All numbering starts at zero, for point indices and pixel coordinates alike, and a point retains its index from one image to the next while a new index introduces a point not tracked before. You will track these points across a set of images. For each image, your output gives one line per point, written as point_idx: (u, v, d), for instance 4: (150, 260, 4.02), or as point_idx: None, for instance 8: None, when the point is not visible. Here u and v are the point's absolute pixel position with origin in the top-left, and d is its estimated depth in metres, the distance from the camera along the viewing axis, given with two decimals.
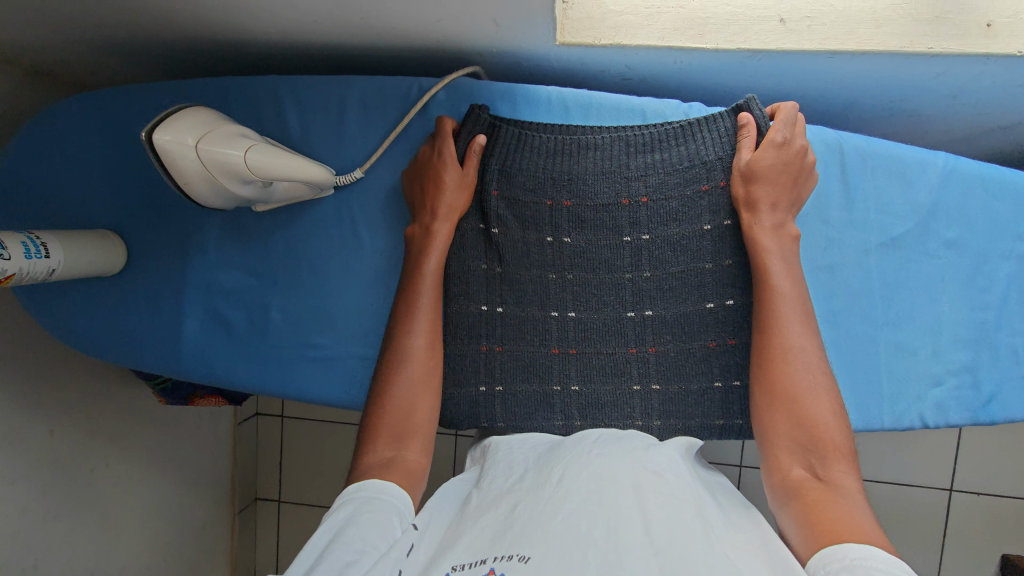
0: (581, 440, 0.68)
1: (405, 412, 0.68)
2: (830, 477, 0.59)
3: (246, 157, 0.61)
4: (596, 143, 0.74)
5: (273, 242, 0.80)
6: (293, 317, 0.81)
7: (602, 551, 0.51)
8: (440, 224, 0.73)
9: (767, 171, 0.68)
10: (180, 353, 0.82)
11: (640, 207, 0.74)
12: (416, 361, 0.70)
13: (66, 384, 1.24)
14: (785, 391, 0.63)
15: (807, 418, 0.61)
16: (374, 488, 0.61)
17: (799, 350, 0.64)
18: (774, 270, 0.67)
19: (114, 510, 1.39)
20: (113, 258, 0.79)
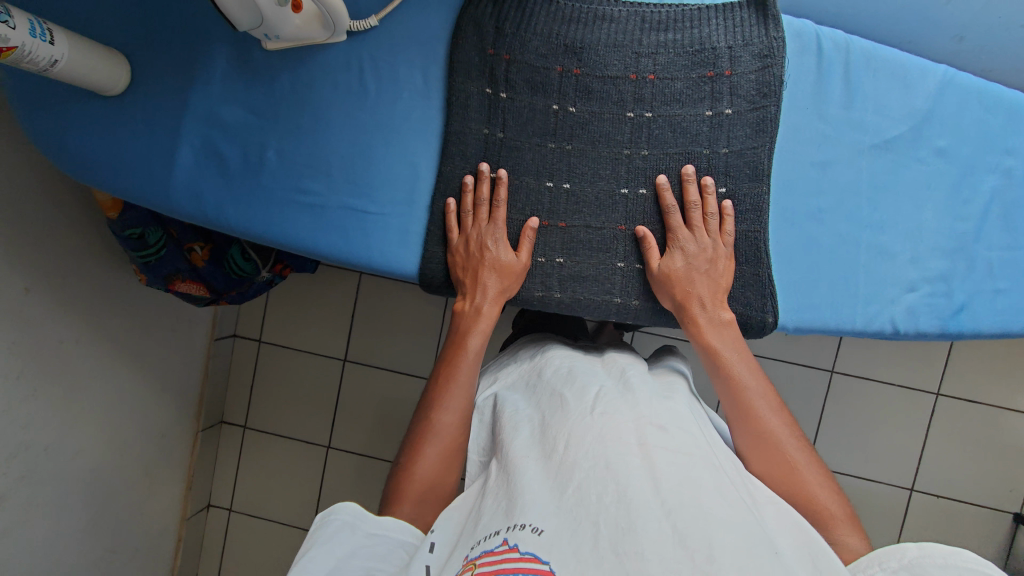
0: (583, 394, 0.66)
1: (428, 484, 0.67)
2: (831, 539, 0.60)
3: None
4: (613, 15, 0.76)
5: (278, 83, 0.81)
6: (288, 158, 0.81)
7: (614, 516, 0.52)
8: (488, 308, 0.75)
9: (687, 283, 0.71)
10: (172, 184, 0.82)
11: (646, 83, 0.75)
12: (444, 439, 0.68)
13: (47, 244, 1.22)
14: (774, 460, 0.64)
15: (797, 477, 0.62)
16: (375, 520, 0.62)
17: (787, 443, 0.64)
18: (730, 365, 0.68)
19: (77, 391, 1.37)
20: (116, 74, 0.79)
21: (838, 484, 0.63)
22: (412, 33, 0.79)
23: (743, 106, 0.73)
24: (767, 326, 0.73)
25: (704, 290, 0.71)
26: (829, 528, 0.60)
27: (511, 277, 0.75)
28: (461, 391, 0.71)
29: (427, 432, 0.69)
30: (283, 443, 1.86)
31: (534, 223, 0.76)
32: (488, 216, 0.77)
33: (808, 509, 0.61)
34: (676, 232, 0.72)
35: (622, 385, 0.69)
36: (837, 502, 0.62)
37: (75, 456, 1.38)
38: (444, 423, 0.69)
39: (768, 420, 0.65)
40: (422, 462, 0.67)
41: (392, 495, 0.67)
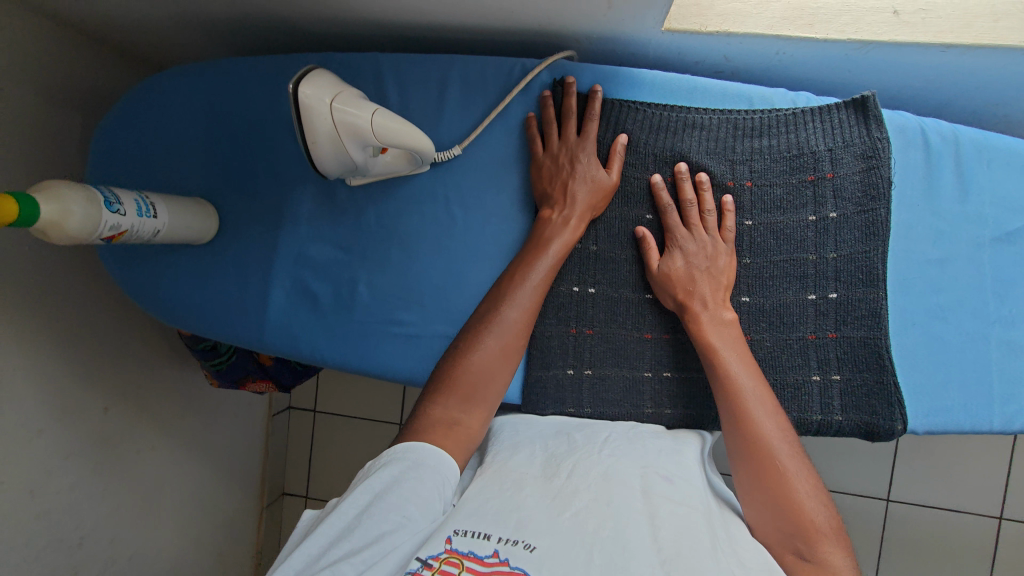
0: (595, 438, 0.69)
1: (480, 378, 0.65)
2: (818, 557, 0.56)
3: (372, 118, 0.61)
4: (703, 122, 0.74)
5: (364, 218, 0.81)
6: (379, 292, 0.81)
7: (608, 550, 0.53)
8: (568, 216, 0.72)
9: (685, 281, 0.70)
10: (265, 324, 0.82)
11: (744, 189, 0.73)
12: (507, 336, 0.67)
13: (124, 359, 1.24)
14: (761, 475, 0.60)
15: (786, 493, 0.59)
16: (418, 460, 0.57)
17: (776, 453, 0.61)
18: (727, 361, 0.66)
19: (155, 495, 1.36)
20: (207, 226, 0.79)
21: (831, 503, 0.60)
22: (494, 155, 0.78)
23: (850, 209, 0.71)
24: (896, 434, 0.70)
25: (704, 283, 0.70)
26: (813, 543, 0.57)
27: (599, 197, 0.73)
28: (527, 283, 0.70)
29: (490, 325, 0.68)
30: None
31: (623, 140, 0.73)
32: (575, 133, 0.74)
33: (800, 532, 0.57)
34: (671, 233, 0.72)
35: (632, 436, 0.70)
36: (826, 520, 0.58)
37: (156, 561, 1.37)
38: (508, 317, 0.68)
39: (763, 423, 0.63)
40: (479, 352, 0.66)
41: (439, 388, 0.64)
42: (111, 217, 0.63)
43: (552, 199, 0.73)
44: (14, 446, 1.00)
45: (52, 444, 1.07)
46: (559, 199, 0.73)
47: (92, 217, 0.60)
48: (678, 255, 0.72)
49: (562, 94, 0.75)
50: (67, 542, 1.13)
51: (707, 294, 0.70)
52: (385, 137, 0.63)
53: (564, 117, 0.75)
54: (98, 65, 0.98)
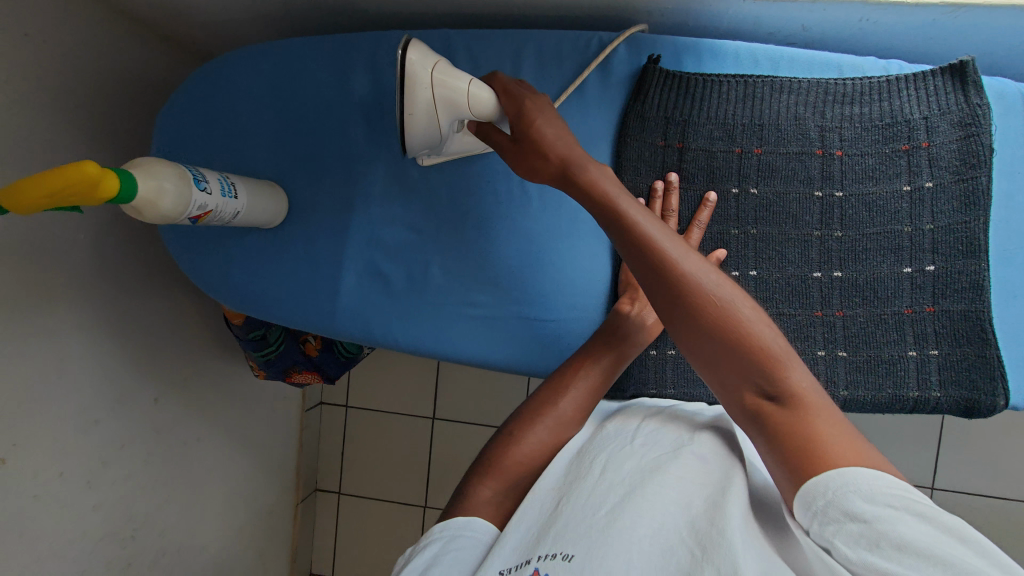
0: (626, 425, 0.64)
1: (523, 468, 0.64)
2: (788, 392, 0.47)
3: (468, 88, 0.61)
4: (793, 90, 0.72)
5: (437, 198, 0.79)
6: (452, 273, 0.79)
7: (645, 548, 0.49)
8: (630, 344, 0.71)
9: (540, 131, 0.60)
10: (336, 309, 0.80)
11: (834, 159, 0.71)
12: (555, 432, 0.66)
13: (172, 351, 1.23)
14: (698, 314, 0.50)
15: (733, 330, 0.49)
16: (453, 526, 0.59)
17: (698, 289, 0.51)
18: (629, 219, 0.55)
19: (201, 488, 1.35)
20: (278, 208, 0.78)
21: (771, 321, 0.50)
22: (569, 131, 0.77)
23: (947, 178, 0.69)
24: (998, 410, 0.68)
25: (551, 128, 0.60)
26: (774, 373, 0.48)
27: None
28: (586, 382, 0.69)
29: (544, 417, 0.67)
30: (383, 510, 1.82)
31: (722, 254, 0.71)
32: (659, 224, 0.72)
33: (761, 367, 0.48)
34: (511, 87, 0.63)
35: (664, 418, 0.65)
36: (778, 344, 0.49)
37: (202, 554, 1.36)
38: (562, 412, 0.67)
39: (680, 264, 0.52)
40: (530, 438, 0.66)
41: (484, 468, 0.65)
42: (199, 195, 0.61)
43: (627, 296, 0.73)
44: (70, 437, 0.99)
45: (106, 435, 1.06)
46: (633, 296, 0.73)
47: (183, 194, 0.59)
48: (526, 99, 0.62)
49: (647, 70, 0.74)
50: (121, 534, 1.11)
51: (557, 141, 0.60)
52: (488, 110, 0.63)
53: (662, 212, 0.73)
54: (150, 51, 0.97)
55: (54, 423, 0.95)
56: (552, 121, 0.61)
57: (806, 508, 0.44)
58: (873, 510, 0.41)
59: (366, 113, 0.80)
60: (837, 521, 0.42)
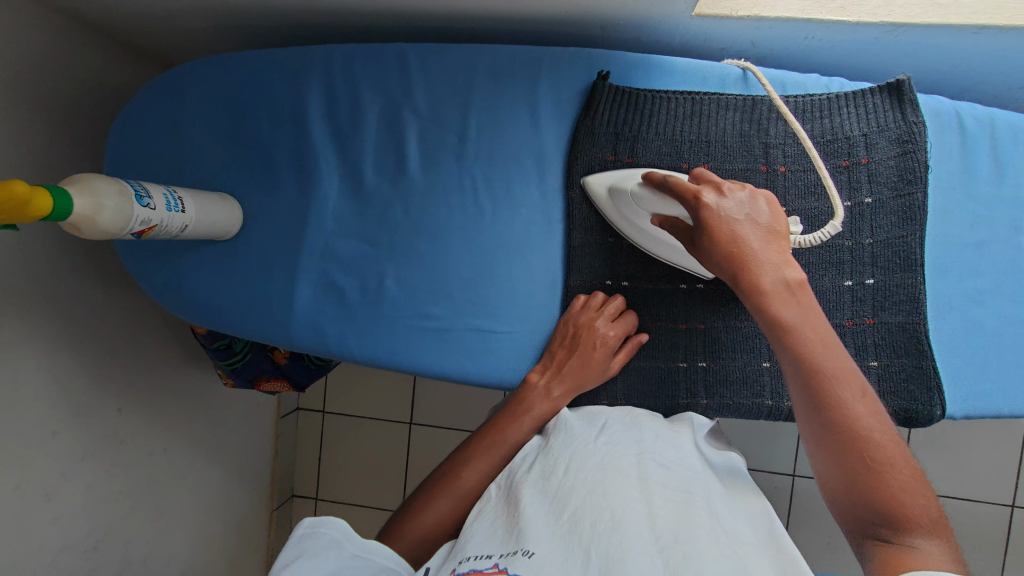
0: (591, 426, 0.67)
1: (425, 537, 0.65)
2: (906, 543, 0.49)
3: (648, 202, 0.66)
4: (737, 107, 0.74)
5: (391, 211, 0.79)
6: (407, 286, 0.80)
7: (605, 542, 0.50)
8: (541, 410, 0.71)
9: (734, 245, 0.59)
10: (291, 322, 0.80)
11: (778, 175, 0.73)
12: (459, 500, 0.66)
13: (137, 360, 1.22)
14: (842, 454, 0.53)
15: (878, 475, 0.52)
16: (364, 543, 0.58)
17: (868, 436, 0.53)
18: (784, 328, 0.57)
19: (169, 498, 1.34)
20: (231, 220, 0.78)
21: (925, 477, 0.52)
22: (522, 146, 0.77)
23: (886, 193, 0.70)
24: (934, 419, 0.70)
25: (757, 239, 0.59)
26: (903, 530, 0.50)
27: (593, 375, 0.73)
28: (494, 452, 0.70)
29: (448, 484, 0.68)
30: (359, 516, 1.81)
31: (643, 338, 0.74)
32: (582, 305, 0.75)
33: (886, 518, 0.51)
34: (691, 199, 0.60)
35: (630, 420, 0.68)
36: (927, 511, 0.50)
37: (171, 564, 1.35)
38: (465, 483, 0.67)
39: (847, 404, 0.54)
40: (432, 509, 0.66)
41: (392, 531, 0.66)
42: (141, 211, 0.61)
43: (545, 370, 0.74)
44: (28, 449, 0.98)
45: (66, 447, 1.05)
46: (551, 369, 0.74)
47: (124, 210, 0.59)
48: (715, 202, 0.60)
49: (596, 85, 0.75)
50: (82, 546, 1.10)
51: (768, 268, 0.59)
52: (655, 207, 0.66)
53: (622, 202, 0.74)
54: (107, 62, 0.96)
55: (9, 436, 0.94)
56: (723, 202, 0.59)
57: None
58: None
59: (319, 125, 0.80)
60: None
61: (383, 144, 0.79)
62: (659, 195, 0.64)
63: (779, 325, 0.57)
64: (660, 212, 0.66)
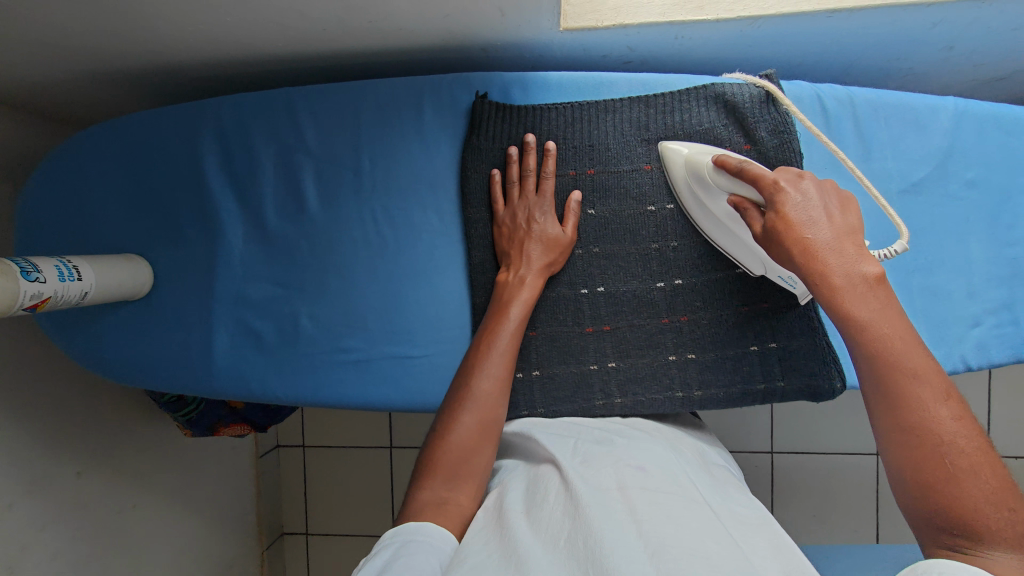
0: (567, 448, 0.67)
1: (462, 453, 0.64)
2: (982, 550, 0.46)
3: (722, 178, 0.66)
4: (616, 107, 0.76)
5: (297, 250, 0.81)
6: (322, 322, 0.81)
7: (602, 553, 0.49)
8: (529, 272, 0.73)
9: (805, 240, 0.57)
10: (212, 370, 0.82)
11: (663, 171, 0.76)
12: (483, 408, 0.67)
13: (94, 421, 1.22)
14: (914, 458, 0.50)
15: (962, 507, 0.47)
16: (399, 534, 0.57)
17: (952, 446, 0.49)
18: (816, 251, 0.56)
19: (144, 553, 1.33)
20: (140, 279, 0.80)
21: (1014, 489, 0.48)
22: (415, 172, 0.79)
23: None
24: (836, 391, 0.74)
25: (827, 236, 0.57)
26: (978, 542, 0.46)
27: (555, 252, 0.74)
28: (496, 354, 0.70)
29: (466, 399, 0.67)
30: (352, 546, 1.77)
31: (577, 196, 0.75)
32: (534, 188, 0.76)
33: (958, 528, 0.47)
34: (770, 181, 0.60)
35: (603, 437, 0.69)
36: (1012, 525, 0.46)
37: None
38: (482, 389, 0.68)
39: (928, 405, 0.50)
40: (459, 429, 0.65)
41: (425, 469, 0.64)
42: (29, 286, 0.63)
43: (512, 258, 0.74)
44: None
45: (24, 519, 1.05)
46: (519, 258, 0.74)
47: (9, 288, 0.60)
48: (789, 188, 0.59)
49: (478, 105, 0.76)
50: None
51: (843, 263, 0.56)
52: (729, 186, 0.66)
53: (520, 176, 0.76)
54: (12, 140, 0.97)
55: None
56: (805, 197, 0.58)
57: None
58: None
59: (215, 175, 0.81)
60: None
61: (282, 186, 0.81)
62: (732, 180, 0.65)
63: (851, 320, 0.54)
64: (734, 192, 0.65)
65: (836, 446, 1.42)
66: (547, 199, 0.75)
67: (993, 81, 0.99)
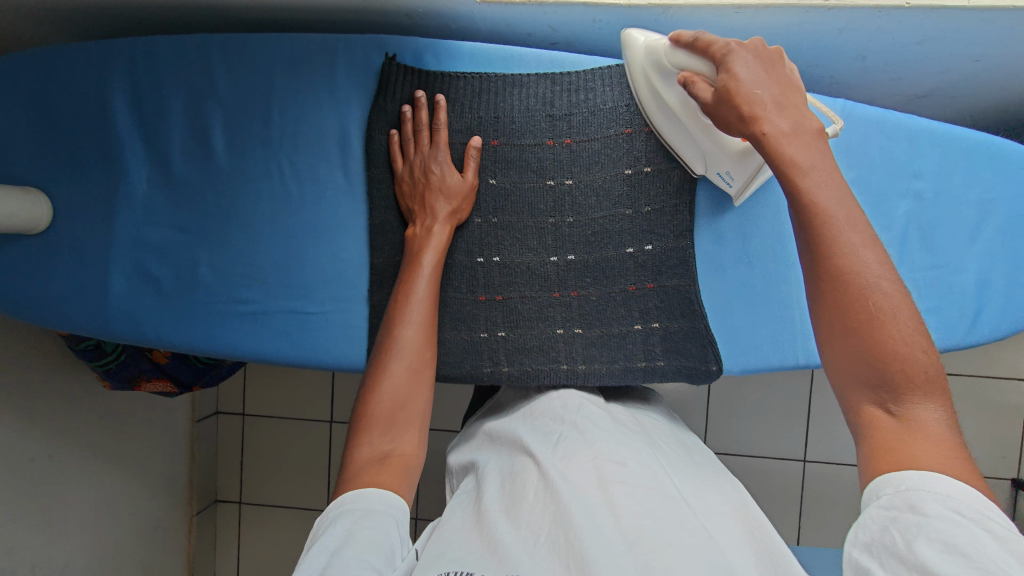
0: (548, 437, 0.65)
1: (394, 405, 0.65)
2: (905, 412, 0.47)
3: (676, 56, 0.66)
4: (522, 82, 0.78)
5: (203, 198, 0.81)
6: (222, 272, 0.81)
7: (581, 553, 0.49)
8: (440, 225, 0.74)
9: (752, 96, 0.58)
10: (107, 311, 0.81)
11: (564, 147, 0.78)
12: (409, 355, 0.68)
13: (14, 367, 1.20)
14: (847, 312, 0.50)
15: (890, 355, 0.48)
16: (364, 499, 0.57)
17: (877, 290, 0.50)
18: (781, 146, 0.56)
19: (57, 504, 1.31)
20: (37, 214, 0.79)
21: (929, 339, 0.49)
22: (325, 130, 0.80)
23: (660, 163, 0.77)
24: (713, 374, 0.77)
25: (771, 94, 0.58)
26: (900, 392, 0.48)
27: (463, 198, 0.75)
28: (417, 304, 0.71)
29: (390, 352, 0.68)
30: (284, 519, 1.75)
31: (476, 141, 0.76)
32: (428, 141, 0.76)
33: (882, 380, 0.48)
34: (721, 46, 0.60)
35: (579, 416, 0.68)
36: (926, 367, 0.48)
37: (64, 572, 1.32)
38: (405, 339, 0.69)
39: (857, 253, 0.51)
40: (388, 382, 0.66)
41: (358, 425, 0.64)
42: None
43: (421, 213, 0.75)
44: None
45: None
46: (426, 210, 0.75)
47: None
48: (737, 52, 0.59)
49: (386, 68, 0.78)
50: None
51: (793, 125, 0.57)
52: (680, 63, 0.66)
53: (414, 132, 0.77)
54: None
55: None
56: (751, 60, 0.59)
57: (872, 497, 0.46)
58: (942, 509, 0.42)
59: (124, 116, 0.80)
60: (900, 511, 0.44)
61: (190, 133, 0.80)
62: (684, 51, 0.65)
63: (794, 167, 0.55)
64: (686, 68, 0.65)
65: (757, 447, 1.45)
66: (442, 149, 0.75)
67: (914, 98, 1.02)
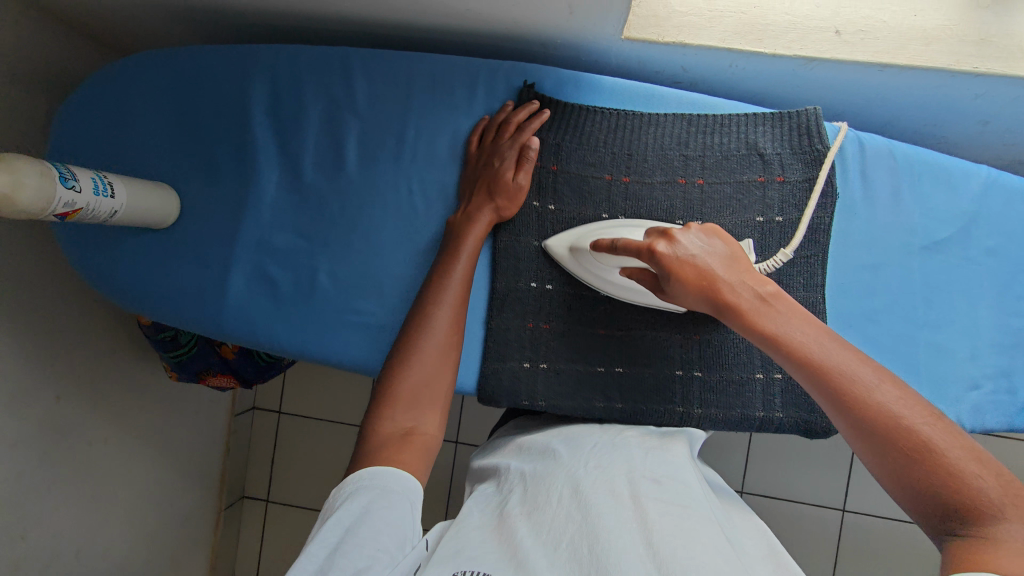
0: (579, 451, 0.65)
1: (419, 385, 0.65)
2: (983, 531, 0.43)
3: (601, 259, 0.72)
4: (659, 121, 0.78)
5: (329, 206, 0.81)
6: (340, 281, 0.81)
7: (605, 563, 0.49)
8: (482, 214, 0.75)
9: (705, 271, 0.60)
10: (224, 311, 0.81)
11: (695, 187, 0.77)
12: (438, 340, 0.68)
13: (93, 356, 1.19)
14: (881, 443, 0.49)
15: (940, 476, 0.46)
16: (383, 479, 0.56)
17: (893, 413, 0.50)
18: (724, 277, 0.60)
19: (111, 491, 1.27)
20: (168, 210, 0.80)
21: (981, 451, 0.47)
22: (455, 151, 0.80)
23: (793, 214, 0.75)
24: (831, 432, 0.76)
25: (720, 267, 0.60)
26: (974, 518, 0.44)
27: (510, 195, 0.75)
28: (451, 289, 0.72)
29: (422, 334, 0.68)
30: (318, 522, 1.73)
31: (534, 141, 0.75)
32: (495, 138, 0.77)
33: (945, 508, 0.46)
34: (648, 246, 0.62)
35: (618, 441, 0.68)
36: (992, 487, 0.45)
37: (112, 561, 1.28)
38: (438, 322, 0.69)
39: (861, 379, 0.52)
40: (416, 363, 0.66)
41: (381, 400, 0.64)
42: (65, 193, 0.62)
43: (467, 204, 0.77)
44: None
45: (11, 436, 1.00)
46: (473, 202, 0.76)
47: (48, 190, 0.60)
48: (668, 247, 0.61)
49: (527, 96, 0.78)
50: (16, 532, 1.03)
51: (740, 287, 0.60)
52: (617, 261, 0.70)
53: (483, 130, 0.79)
54: None
55: None
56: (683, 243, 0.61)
57: None
58: None
59: (258, 121, 0.82)
60: None
61: (322, 143, 0.81)
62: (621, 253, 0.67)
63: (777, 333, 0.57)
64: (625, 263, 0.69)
65: (814, 494, 1.43)
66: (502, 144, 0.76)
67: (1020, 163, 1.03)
